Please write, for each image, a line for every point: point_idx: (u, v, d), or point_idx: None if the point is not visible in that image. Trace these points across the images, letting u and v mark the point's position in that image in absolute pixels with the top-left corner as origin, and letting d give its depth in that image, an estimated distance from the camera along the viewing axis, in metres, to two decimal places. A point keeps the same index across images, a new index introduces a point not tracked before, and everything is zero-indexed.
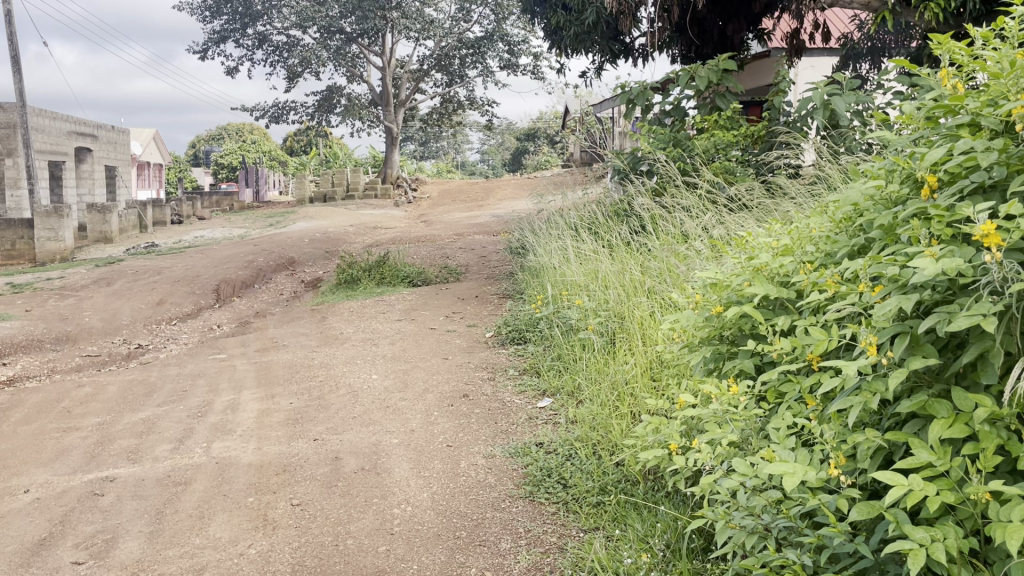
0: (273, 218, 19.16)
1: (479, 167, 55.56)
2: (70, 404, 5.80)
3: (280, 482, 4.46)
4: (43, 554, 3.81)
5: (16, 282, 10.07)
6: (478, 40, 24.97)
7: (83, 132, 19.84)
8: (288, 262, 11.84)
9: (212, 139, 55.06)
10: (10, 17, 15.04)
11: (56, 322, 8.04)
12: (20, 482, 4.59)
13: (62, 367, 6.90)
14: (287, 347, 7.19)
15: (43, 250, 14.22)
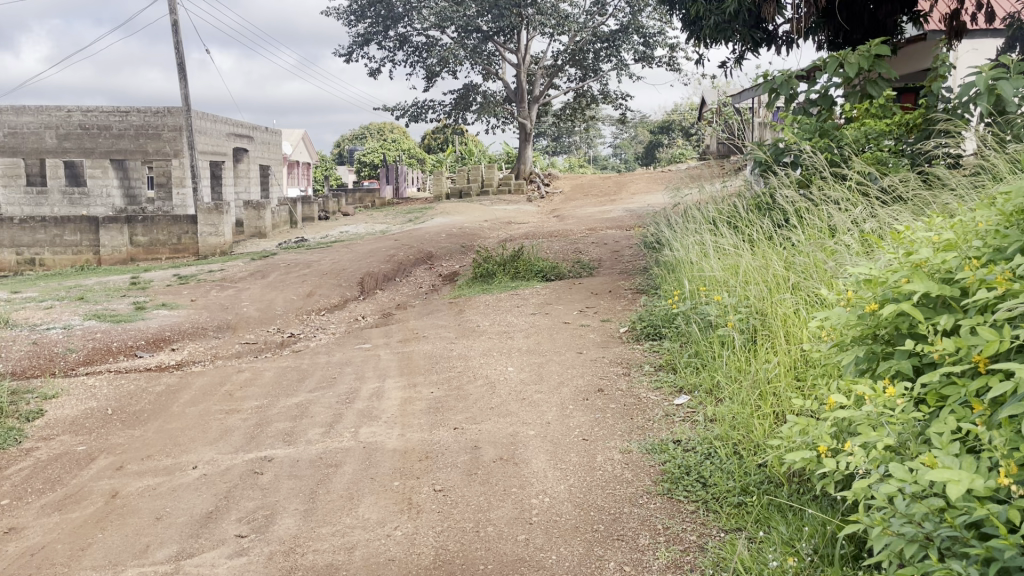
0: (413, 214, 19.79)
1: (612, 162, 55.27)
2: (232, 388, 6.24)
3: (422, 468, 4.64)
4: (211, 526, 4.12)
5: (182, 274, 10.86)
6: (613, 33, 24.78)
7: (239, 133, 21.13)
8: (425, 257, 12.19)
9: (354, 138, 57.37)
10: (177, 27, 16.16)
11: (217, 312, 8.62)
12: (189, 459, 4.98)
13: (224, 353, 7.41)
14: (427, 339, 7.42)
15: (205, 244, 15.23)
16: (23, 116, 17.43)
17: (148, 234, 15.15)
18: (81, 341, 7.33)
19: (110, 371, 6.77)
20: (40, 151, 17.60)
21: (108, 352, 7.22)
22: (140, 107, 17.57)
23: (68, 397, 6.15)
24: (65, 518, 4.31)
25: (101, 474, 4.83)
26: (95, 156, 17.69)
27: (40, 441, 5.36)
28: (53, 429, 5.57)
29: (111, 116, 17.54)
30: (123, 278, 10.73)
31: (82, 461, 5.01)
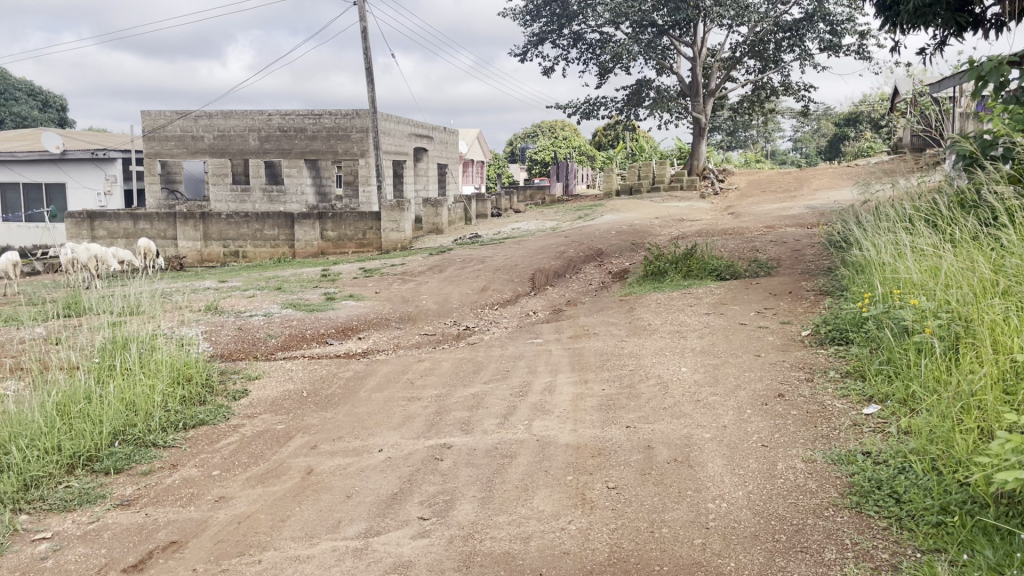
0: (583, 211, 19.86)
1: (791, 157, 52.85)
2: (413, 376, 6.55)
3: (596, 464, 4.65)
4: (396, 507, 4.34)
5: (367, 267, 11.49)
6: (796, 22, 23.66)
7: (420, 133, 22.06)
8: (596, 254, 12.20)
9: (527, 137, 58.35)
10: (365, 33, 17.04)
11: (399, 304, 9.05)
12: (375, 442, 5.27)
13: (405, 343, 7.78)
14: (598, 335, 7.43)
15: (388, 240, 16.02)
16: (230, 120, 18.95)
17: (336, 229, 16.11)
18: (278, 328, 7.93)
19: (304, 356, 7.28)
20: (244, 151, 19.12)
21: (303, 338, 7.76)
22: (331, 110, 18.78)
23: (268, 378, 6.69)
24: (267, 490, 4.68)
25: (297, 452, 5.21)
26: (291, 156, 19.05)
27: (245, 418, 5.86)
28: (256, 407, 6.07)
29: (305, 119, 18.81)
30: (314, 270, 11.49)
31: (281, 439, 5.42)
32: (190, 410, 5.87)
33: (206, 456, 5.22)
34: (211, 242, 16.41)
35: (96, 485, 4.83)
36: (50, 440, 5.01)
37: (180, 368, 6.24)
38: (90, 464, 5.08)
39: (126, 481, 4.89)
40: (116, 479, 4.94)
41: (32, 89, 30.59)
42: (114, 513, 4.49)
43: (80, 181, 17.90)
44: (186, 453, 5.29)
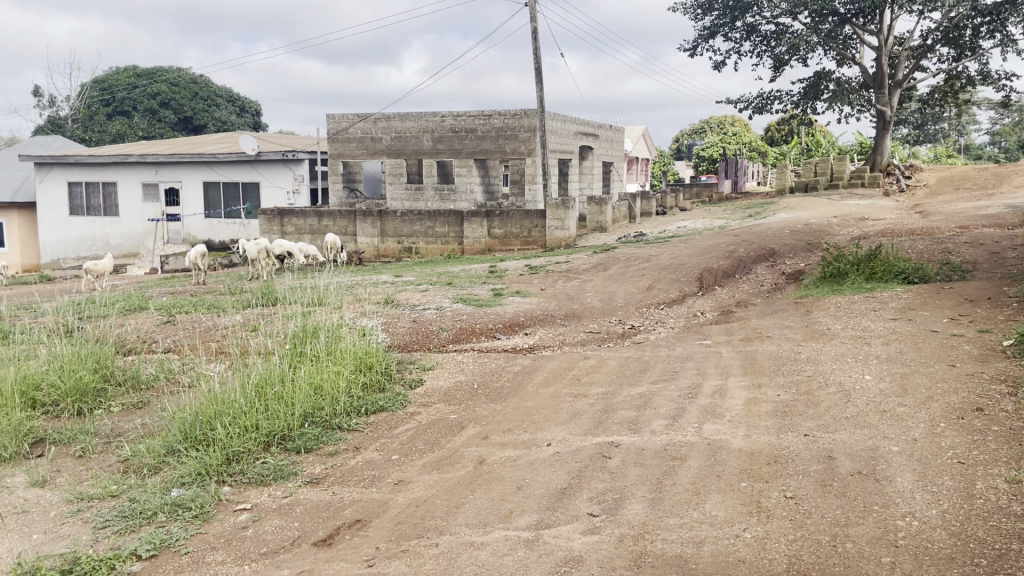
0: (754, 209, 19.17)
1: (989, 151, 48.45)
2: (580, 373, 6.59)
3: (773, 472, 4.49)
4: (566, 502, 4.38)
5: (533, 264, 11.66)
6: (999, 5, 21.66)
7: (586, 132, 22.12)
8: (768, 254, 11.77)
9: (695, 133, 57.04)
10: (536, 33, 17.27)
11: (564, 301, 9.12)
12: (543, 436, 5.35)
13: (571, 339, 7.84)
14: (771, 339, 7.16)
15: (553, 238, 16.22)
16: (407, 121, 19.78)
17: (503, 227, 16.48)
18: (450, 322, 8.22)
19: (475, 350, 7.50)
20: (418, 152, 19.91)
21: (473, 332, 8.00)
22: (501, 110, 19.21)
23: (441, 369, 6.95)
24: (441, 477, 4.87)
25: (469, 441, 5.38)
26: (462, 156, 19.64)
27: (421, 407, 6.13)
28: (431, 397, 6.33)
29: (476, 120, 19.35)
30: (483, 266, 11.81)
31: (454, 428, 5.62)
32: (371, 396, 6.24)
33: (386, 441, 5.50)
34: (387, 239, 17.23)
35: (289, 462, 5.22)
36: (250, 418, 5.46)
37: (363, 356, 6.62)
38: (284, 443, 5.50)
39: (315, 460, 5.26)
40: (306, 458, 5.32)
41: (232, 96, 33.38)
42: (305, 490, 4.83)
43: (272, 180, 19.24)
44: (367, 437, 5.61)
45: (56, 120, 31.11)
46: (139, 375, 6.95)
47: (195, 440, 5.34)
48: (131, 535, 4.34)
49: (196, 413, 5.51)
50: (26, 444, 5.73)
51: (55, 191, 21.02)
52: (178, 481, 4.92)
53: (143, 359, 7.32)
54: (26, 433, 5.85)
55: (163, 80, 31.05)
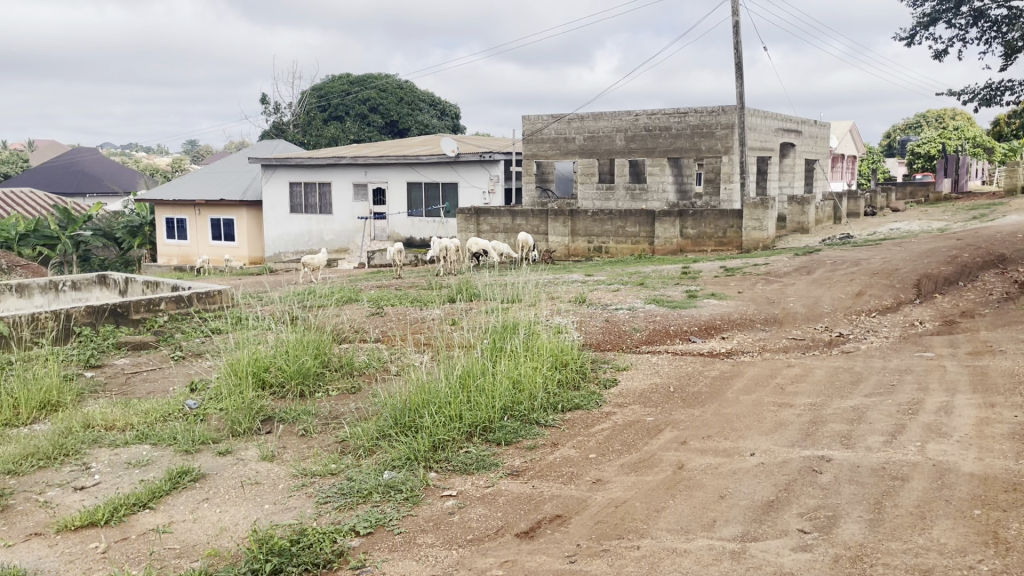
0: (979, 211, 17.51)
1: None
2: (784, 382, 6.30)
3: (1012, 501, 4.07)
4: (773, 516, 4.20)
5: (730, 266, 11.31)
6: None
7: (788, 128, 21.17)
8: (997, 260, 10.70)
9: (908, 129, 52.99)
10: (737, 28, 16.73)
11: (765, 305, 8.77)
12: (746, 445, 5.16)
13: (772, 346, 7.51)
14: (1005, 354, 6.50)
15: (750, 238, 15.66)
16: (600, 121, 19.83)
17: (696, 227, 16.14)
18: (644, 322, 8.13)
19: (670, 352, 7.38)
20: (610, 151, 19.91)
21: (668, 334, 7.87)
22: (697, 108, 18.78)
23: (636, 370, 6.91)
24: (641, 479, 4.82)
25: (668, 445, 5.29)
26: (655, 155, 19.41)
27: (617, 407, 6.11)
28: (626, 397, 6.30)
29: (670, 118, 19.05)
30: (677, 267, 11.60)
31: (651, 431, 5.55)
32: (567, 394, 6.31)
33: (583, 439, 5.54)
34: (577, 238, 17.36)
35: (490, 453, 5.38)
36: (455, 408, 5.69)
37: (558, 354, 6.70)
38: (485, 434, 5.67)
39: (515, 453, 5.39)
40: (506, 450, 5.46)
41: (434, 100, 35.14)
42: (506, 481, 4.96)
43: (468, 180, 19.94)
44: (565, 433, 5.68)
45: (280, 125, 34.06)
46: (353, 363, 7.46)
47: (403, 426, 5.64)
48: (349, 512, 4.66)
49: (405, 401, 5.82)
50: (258, 420, 6.32)
51: (278, 191, 23.01)
52: (389, 464, 5.23)
53: (356, 348, 7.86)
54: (258, 410, 6.45)
55: (373, 86, 33.05)
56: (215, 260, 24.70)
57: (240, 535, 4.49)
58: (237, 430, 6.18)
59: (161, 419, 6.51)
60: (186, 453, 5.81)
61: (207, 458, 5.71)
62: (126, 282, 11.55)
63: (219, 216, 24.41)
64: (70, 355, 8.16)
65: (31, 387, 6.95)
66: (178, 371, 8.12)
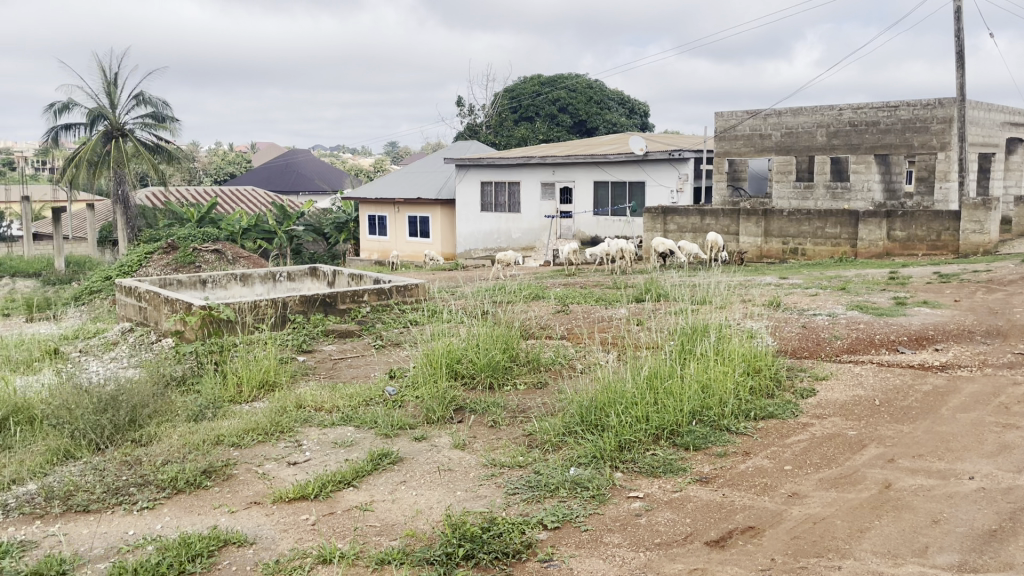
0: None
1: None
2: (1009, 401, 5.70)
3: None
4: (996, 547, 3.82)
5: (944, 272, 10.40)
6: None
7: (1017, 121, 19.16)
8: None
9: None
10: (959, 13, 15.36)
11: (986, 315, 7.99)
12: (964, 468, 4.72)
13: (995, 360, 6.81)
14: None
15: (967, 242, 14.33)
16: (799, 116, 18.90)
17: (906, 229, 14.98)
18: (845, 330, 7.66)
19: (875, 362, 6.90)
20: (810, 148, 18.91)
21: (872, 343, 7.36)
22: (910, 101, 17.43)
23: (836, 380, 6.51)
24: (842, 496, 4.54)
25: (872, 462, 4.94)
26: (860, 152, 18.22)
27: (814, 419, 5.79)
28: (826, 409, 5.95)
29: (879, 112, 17.81)
30: (882, 272, 10.84)
31: (854, 446, 5.21)
32: (760, 402, 6.06)
33: (777, 449, 5.30)
34: (771, 239, 16.64)
35: (678, 457, 5.27)
36: (642, 409, 5.62)
37: (751, 359, 6.46)
38: (673, 437, 5.56)
39: (704, 459, 5.25)
40: (695, 455, 5.33)
41: (623, 100, 35.13)
42: (695, 487, 4.84)
43: (656, 179, 19.67)
44: (757, 443, 5.45)
45: (473, 126, 35.27)
46: (540, 358, 7.59)
47: (590, 424, 5.66)
48: (537, 505, 4.73)
49: (592, 399, 5.84)
50: (450, 409, 6.58)
51: (470, 190, 23.85)
52: (576, 461, 5.26)
53: (543, 344, 7.97)
54: (451, 400, 6.71)
55: (563, 87, 33.56)
56: (411, 256, 26.01)
57: (434, 518, 4.69)
58: (432, 417, 6.45)
59: (363, 403, 6.95)
60: (386, 436, 6.16)
61: (405, 443, 6.02)
62: (334, 274, 12.42)
63: (416, 214, 25.69)
64: (286, 339, 8.91)
65: (253, 367, 7.65)
66: (379, 359, 8.62)
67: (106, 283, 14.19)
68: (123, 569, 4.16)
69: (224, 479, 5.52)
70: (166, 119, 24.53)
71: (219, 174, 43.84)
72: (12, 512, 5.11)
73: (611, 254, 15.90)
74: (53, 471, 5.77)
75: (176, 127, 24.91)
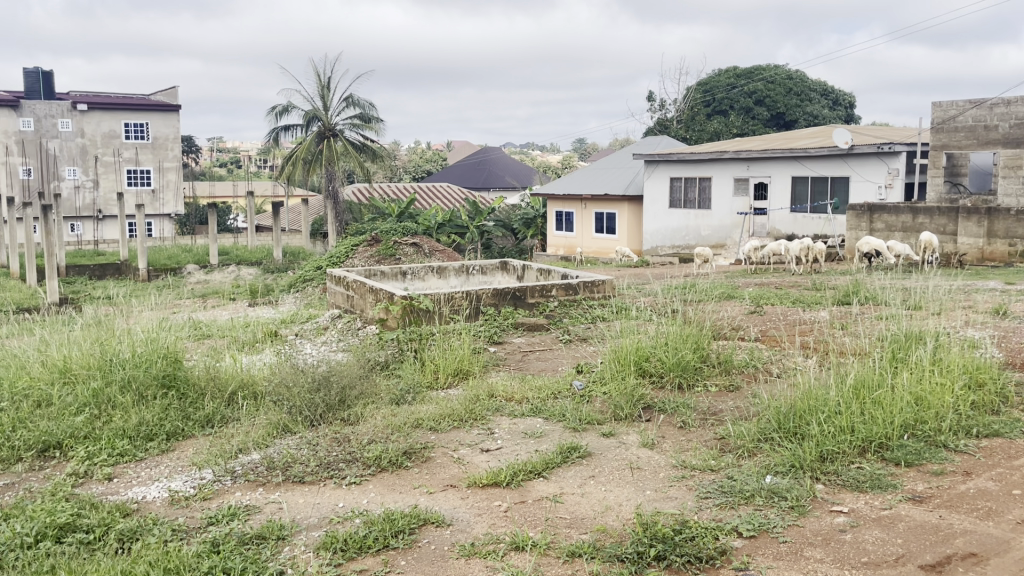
0: None
1: None
2: None
3: None
4: None
5: None
6: None
7: None
8: None
9: None
10: None
11: None
12: None
13: None
14: None
15: None
16: None
17: None
18: None
19: None
20: None
21: None
22: None
23: None
24: None
25: None
26: None
27: None
28: None
29: None
30: None
31: None
32: (983, 418, 5.53)
33: (1004, 471, 4.81)
34: (995, 240, 15.12)
35: (886, 473, 4.92)
36: (846, 420, 5.29)
37: (973, 372, 5.91)
38: (882, 452, 5.19)
39: (917, 477, 4.85)
40: (906, 472, 4.95)
41: (826, 90, 33.32)
42: (906, 506, 4.49)
43: (862, 174, 18.45)
44: (980, 463, 4.98)
45: (664, 120, 34.71)
46: (732, 360, 7.35)
47: (789, 431, 5.41)
48: (731, 512, 4.59)
49: (790, 406, 5.57)
50: (638, 407, 6.52)
51: (659, 186, 23.52)
52: (772, 469, 5.06)
53: (736, 346, 7.72)
54: (639, 398, 6.65)
55: (760, 78, 32.41)
56: (598, 252, 26.05)
57: (624, 516, 4.68)
58: (620, 414, 6.43)
59: (552, 396, 7.05)
60: (574, 431, 6.21)
61: (593, 438, 6.04)
62: (523, 269, 12.69)
63: (603, 210, 25.71)
64: (479, 330, 9.22)
65: (448, 356, 7.98)
66: (567, 353, 8.71)
67: (318, 273, 15.33)
68: (334, 540, 4.49)
69: (422, 461, 5.80)
70: (371, 120, 26.07)
71: (417, 172, 46.11)
72: (239, 478, 5.65)
73: (796, 253, 15.33)
74: (273, 443, 6.31)
75: (380, 127, 26.40)
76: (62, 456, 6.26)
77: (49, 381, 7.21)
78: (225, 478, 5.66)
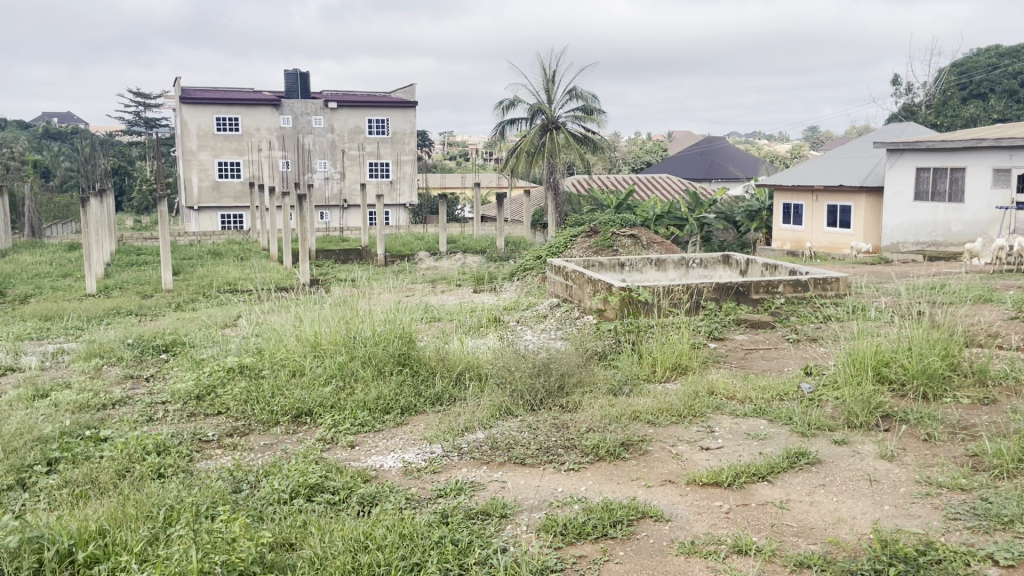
0: None
1: None
2: None
3: None
4: None
5: None
6: None
7: None
8: None
9: None
10: None
11: None
12: None
13: None
14: None
15: None
16: None
17: None
18: None
19: None
20: None
21: None
22: None
23: None
24: None
25: None
26: None
27: None
28: None
29: None
30: None
31: None
32: None
33: None
34: None
35: None
36: None
37: None
38: None
39: None
40: None
41: None
42: None
43: None
44: None
45: (911, 106, 31.90)
46: (988, 370, 6.61)
47: None
48: (986, 537, 4.14)
49: None
50: (875, 416, 6.05)
51: (902, 177, 21.67)
52: None
53: (992, 355, 6.95)
54: (876, 405, 6.16)
55: None
56: (828, 248, 24.50)
57: (859, 530, 4.37)
58: (854, 422, 6.01)
59: (778, 397, 6.73)
60: (802, 435, 5.89)
61: (824, 444, 5.69)
62: (747, 263, 12.23)
63: (837, 203, 24.14)
64: (699, 325, 9.01)
65: (666, 350, 7.87)
66: (794, 353, 8.29)
67: (538, 262, 15.71)
68: (555, 523, 4.59)
69: (640, 453, 5.77)
70: (593, 111, 26.20)
71: (637, 164, 45.92)
72: (465, 455, 5.94)
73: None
74: (496, 424, 6.56)
75: (602, 118, 26.47)
76: (313, 423, 6.91)
77: (302, 353, 7.98)
78: (453, 454, 5.97)
